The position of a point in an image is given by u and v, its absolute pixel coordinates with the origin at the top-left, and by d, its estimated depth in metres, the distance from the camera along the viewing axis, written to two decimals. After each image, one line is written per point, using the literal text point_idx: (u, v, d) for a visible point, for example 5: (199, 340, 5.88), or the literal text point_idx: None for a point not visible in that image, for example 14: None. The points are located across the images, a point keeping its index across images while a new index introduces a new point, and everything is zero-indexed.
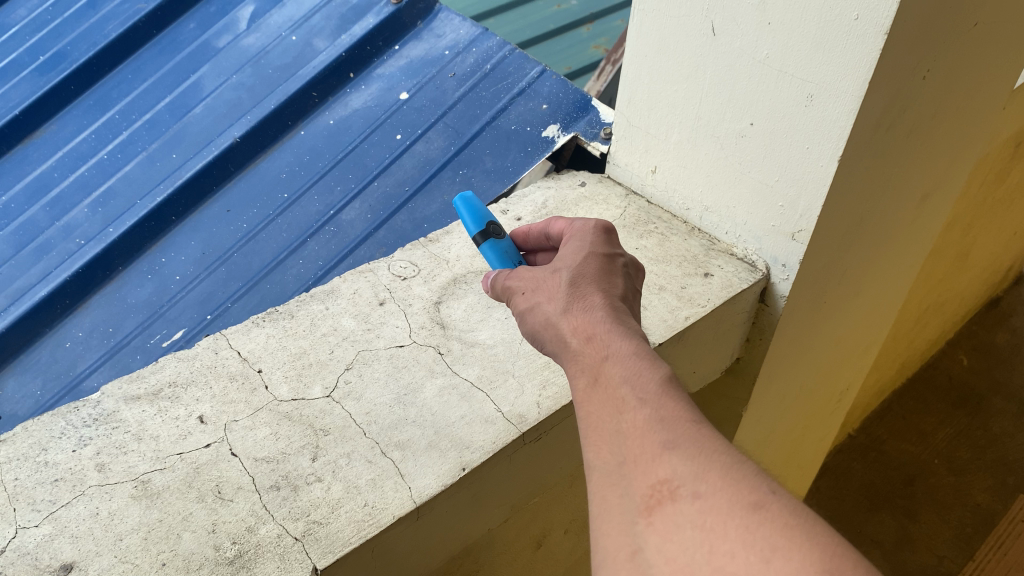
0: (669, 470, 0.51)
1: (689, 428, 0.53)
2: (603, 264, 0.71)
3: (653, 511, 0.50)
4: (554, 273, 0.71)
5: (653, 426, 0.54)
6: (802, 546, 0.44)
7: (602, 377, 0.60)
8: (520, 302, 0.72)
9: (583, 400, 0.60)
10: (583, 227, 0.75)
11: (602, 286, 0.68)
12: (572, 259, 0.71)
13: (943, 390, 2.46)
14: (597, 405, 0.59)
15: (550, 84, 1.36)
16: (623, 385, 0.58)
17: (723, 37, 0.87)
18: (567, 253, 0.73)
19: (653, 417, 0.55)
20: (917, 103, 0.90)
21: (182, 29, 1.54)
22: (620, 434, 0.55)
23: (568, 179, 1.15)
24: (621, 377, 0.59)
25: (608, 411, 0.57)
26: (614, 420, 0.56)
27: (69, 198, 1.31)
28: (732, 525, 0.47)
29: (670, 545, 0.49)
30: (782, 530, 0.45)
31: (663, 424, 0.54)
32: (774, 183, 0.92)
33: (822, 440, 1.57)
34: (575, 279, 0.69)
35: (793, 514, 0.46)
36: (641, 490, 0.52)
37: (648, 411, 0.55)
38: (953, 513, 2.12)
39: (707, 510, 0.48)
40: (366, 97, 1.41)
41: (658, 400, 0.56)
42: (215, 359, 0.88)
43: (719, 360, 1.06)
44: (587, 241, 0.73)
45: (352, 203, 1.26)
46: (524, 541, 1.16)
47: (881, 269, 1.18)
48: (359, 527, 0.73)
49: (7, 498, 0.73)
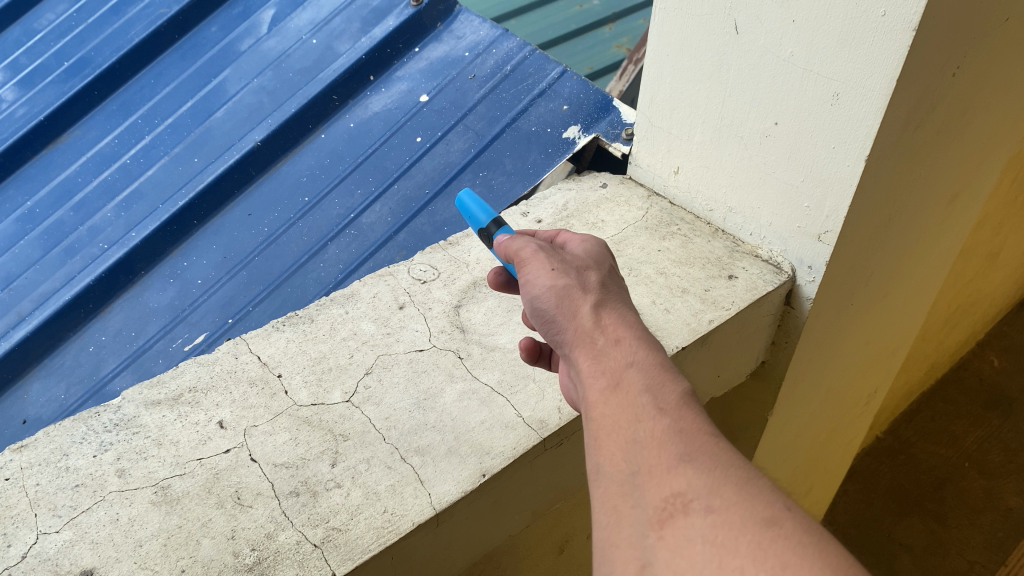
0: (683, 483, 0.50)
1: (708, 441, 0.52)
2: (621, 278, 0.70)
3: (664, 524, 0.49)
4: (582, 271, 0.68)
5: (671, 437, 0.53)
6: (816, 563, 0.42)
7: (623, 383, 0.59)
8: (543, 276, 0.67)
9: (599, 403, 0.59)
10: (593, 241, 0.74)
11: (624, 298, 0.67)
12: (594, 264, 0.69)
13: (973, 391, 2.42)
14: (614, 409, 0.57)
15: (571, 84, 1.34)
16: (644, 393, 0.57)
17: (746, 36, 0.86)
18: (584, 254, 0.70)
19: (672, 427, 0.54)
20: (946, 103, 0.88)
21: (205, 33, 1.55)
22: (636, 444, 0.54)
23: (589, 181, 1.14)
24: (642, 387, 0.58)
25: (625, 418, 0.56)
26: (631, 428, 0.55)
27: (93, 202, 1.32)
28: (744, 541, 0.45)
29: (679, 559, 0.47)
30: (795, 547, 0.44)
31: (681, 435, 0.53)
32: (799, 184, 0.90)
33: (850, 444, 1.55)
34: (605, 283, 0.67)
35: (806, 533, 0.44)
36: (654, 502, 0.51)
37: (667, 422, 0.55)
38: (984, 518, 2.08)
39: (718, 525, 0.47)
40: (387, 100, 1.40)
41: (678, 412, 0.55)
42: (235, 363, 0.88)
43: (743, 363, 1.04)
44: (607, 252, 0.71)
45: (373, 205, 1.26)
46: (546, 546, 1.15)
47: (909, 269, 1.16)
48: (378, 534, 0.72)
49: (29, 504, 0.73)
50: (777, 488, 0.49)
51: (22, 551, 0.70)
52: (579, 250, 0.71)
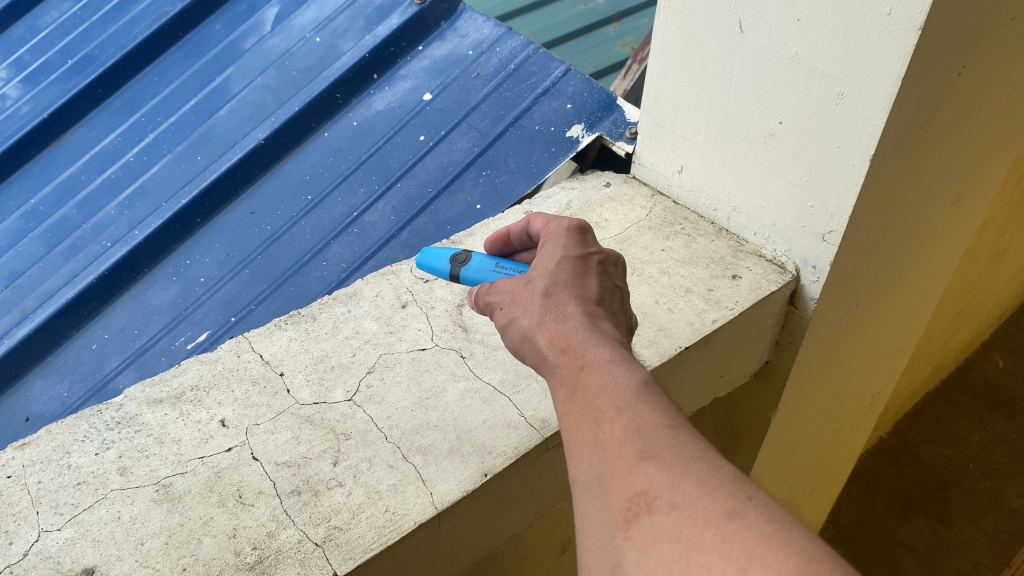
0: (646, 481, 0.50)
1: (666, 435, 0.51)
2: (578, 267, 0.69)
3: (630, 524, 0.49)
4: (529, 285, 0.69)
5: (630, 436, 0.52)
6: (782, 551, 0.43)
7: (577, 390, 0.58)
8: (498, 318, 0.70)
9: (565, 413, 0.59)
10: (558, 230, 0.73)
11: (576, 291, 0.66)
12: (545, 266, 0.69)
13: (978, 392, 2.42)
14: (575, 418, 0.57)
15: (574, 83, 1.34)
16: (599, 394, 0.56)
17: (750, 35, 0.85)
18: (540, 260, 0.71)
19: (630, 426, 0.53)
20: (952, 102, 0.87)
21: (209, 31, 1.55)
22: (598, 446, 0.54)
23: (593, 180, 1.14)
24: (596, 388, 0.57)
25: (586, 424, 0.56)
26: (592, 432, 0.55)
27: (96, 200, 1.32)
28: (708, 535, 0.46)
29: (648, 559, 0.47)
30: (758, 537, 0.44)
31: (639, 433, 0.52)
32: (804, 183, 0.90)
33: (856, 445, 1.54)
34: (550, 287, 0.66)
35: (769, 522, 0.45)
36: (619, 502, 0.50)
37: (625, 419, 0.53)
38: (988, 519, 2.07)
39: (683, 521, 0.47)
40: (390, 98, 1.40)
41: (635, 409, 0.54)
42: (237, 362, 0.88)
43: (746, 363, 1.04)
44: (560, 246, 0.71)
45: (375, 204, 1.25)
46: (548, 547, 1.15)
47: (914, 269, 1.15)
48: (380, 533, 0.72)
49: (31, 501, 0.73)
50: (743, 478, 0.49)
51: (24, 549, 0.70)
52: (537, 261, 0.72)
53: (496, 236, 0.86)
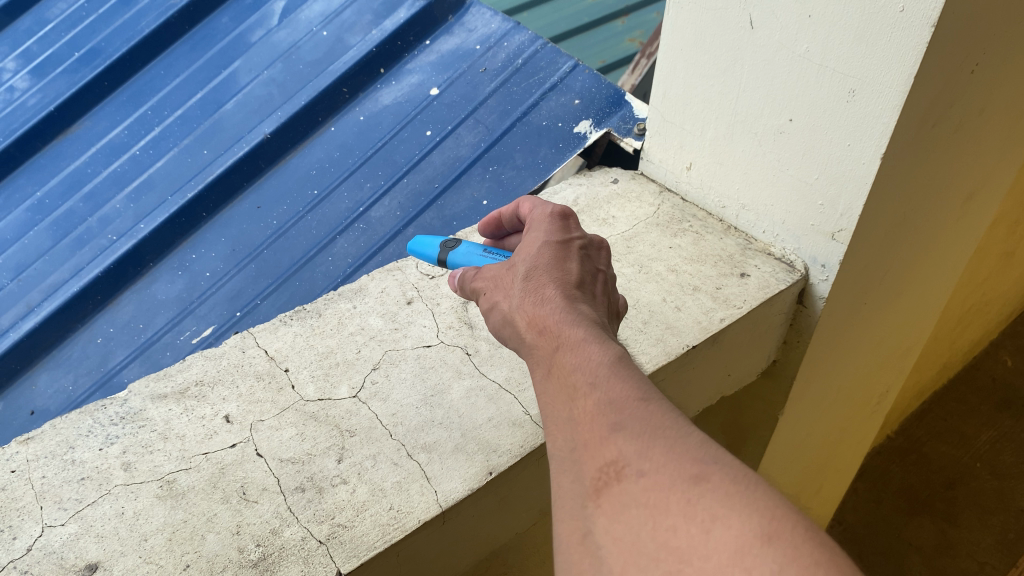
0: (615, 451, 0.50)
1: (638, 407, 0.52)
2: (559, 250, 0.69)
3: (600, 492, 0.49)
4: (511, 270, 0.69)
5: (603, 409, 0.53)
6: (745, 513, 0.43)
7: (553, 368, 0.59)
8: (481, 303, 0.71)
9: (543, 391, 0.59)
10: (542, 215, 0.73)
11: (557, 274, 0.67)
12: (527, 251, 0.69)
13: (985, 391, 2.40)
14: (551, 396, 0.58)
15: (582, 78, 1.33)
16: (574, 371, 0.57)
17: (761, 31, 0.85)
18: (523, 245, 0.71)
19: (603, 400, 0.53)
20: (964, 100, 0.86)
21: (216, 24, 1.54)
22: (572, 420, 0.54)
23: (600, 176, 1.13)
24: (571, 366, 0.58)
25: (562, 399, 0.56)
26: (567, 407, 0.55)
27: (101, 193, 1.31)
28: (673, 500, 0.46)
29: (617, 525, 0.48)
30: (723, 499, 0.44)
31: (611, 405, 0.53)
32: (814, 181, 0.89)
33: (862, 444, 1.53)
34: (530, 271, 0.67)
35: (735, 482, 0.45)
36: (591, 473, 0.51)
37: (599, 393, 0.54)
38: (996, 519, 2.06)
39: (649, 487, 0.47)
40: (397, 92, 1.39)
41: (607, 382, 0.54)
42: (242, 357, 0.87)
43: (755, 362, 1.03)
44: (542, 231, 0.71)
45: (381, 199, 1.25)
46: (553, 545, 1.15)
47: (923, 268, 1.14)
48: (384, 531, 0.71)
49: (35, 496, 0.73)
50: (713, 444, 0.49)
51: (27, 544, 0.70)
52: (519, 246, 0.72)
53: (488, 220, 0.85)
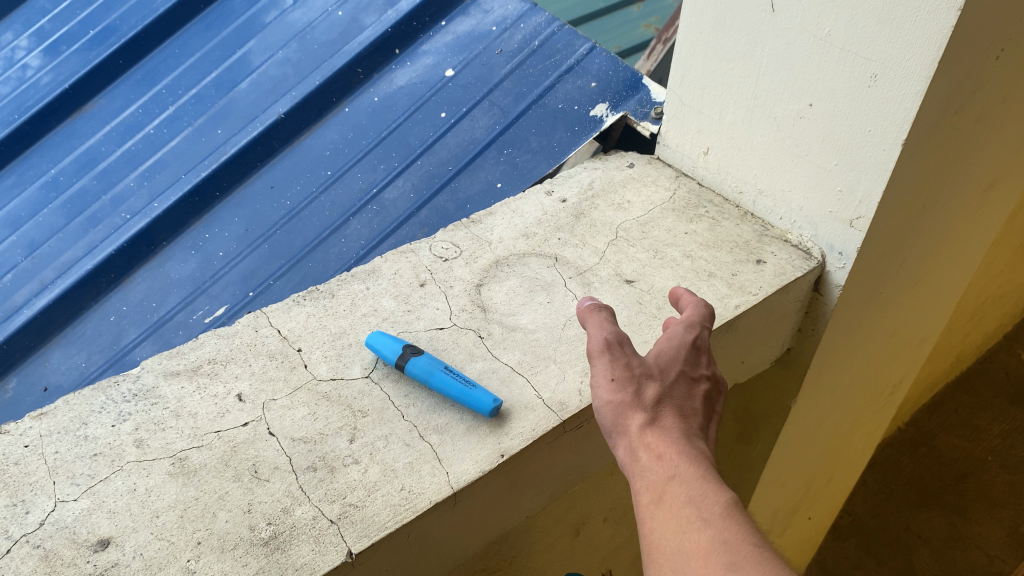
0: None
1: (753, 551, 0.54)
2: (690, 382, 0.69)
3: None
4: (644, 380, 0.67)
5: (716, 548, 0.55)
6: None
7: (665, 496, 0.60)
8: (602, 390, 0.67)
9: (647, 517, 0.60)
10: (681, 330, 0.73)
11: (682, 409, 0.67)
12: (665, 370, 0.68)
13: (998, 384, 2.39)
14: (661, 525, 0.59)
15: (599, 61, 1.32)
16: (689, 505, 0.58)
17: (783, 14, 0.83)
18: (661, 358, 0.70)
19: (717, 538, 0.55)
20: (988, 87, 0.85)
21: (231, 3, 1.53)
22: (682, 553, 0.56)
23: (616, 160, 1.12)
24: (685, 497, 0.59)
25: (672, 530, 0.58)
26: (678, 539, 0.57)
27: (115, 172, 1.31)
28: None
29: None
30: None
31: (725, 545, 0.55)
32: (833, 167, 0.88)
33: (872, 435, 1.52)
34: (664, 399, 0.66)
35: None
36: None
37: (711, 532, 0.56)
38: (1006, 512, 2.05)
39: None
40: (412, 73, 1.39)
41: (722, 522, 0.56)
42: (255, 336, 0.87)
43: (769, 350, 1.01)
44: (680, 352, 0.71)
45: (395, 181, 1.24)
46: (561, 528, 1.15)
47: (941, 257, 1.13)
48: (395, 512, 0.71)
49: (48, 471, 0.74)
50: None
51: (40, 518, 0.70)
52: (654, 352, 0.71)
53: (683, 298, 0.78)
